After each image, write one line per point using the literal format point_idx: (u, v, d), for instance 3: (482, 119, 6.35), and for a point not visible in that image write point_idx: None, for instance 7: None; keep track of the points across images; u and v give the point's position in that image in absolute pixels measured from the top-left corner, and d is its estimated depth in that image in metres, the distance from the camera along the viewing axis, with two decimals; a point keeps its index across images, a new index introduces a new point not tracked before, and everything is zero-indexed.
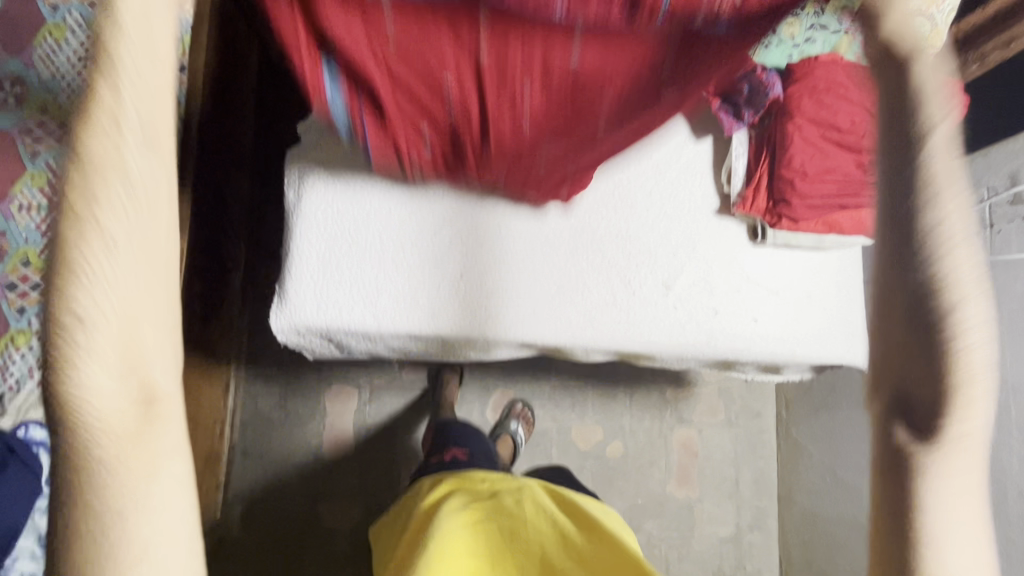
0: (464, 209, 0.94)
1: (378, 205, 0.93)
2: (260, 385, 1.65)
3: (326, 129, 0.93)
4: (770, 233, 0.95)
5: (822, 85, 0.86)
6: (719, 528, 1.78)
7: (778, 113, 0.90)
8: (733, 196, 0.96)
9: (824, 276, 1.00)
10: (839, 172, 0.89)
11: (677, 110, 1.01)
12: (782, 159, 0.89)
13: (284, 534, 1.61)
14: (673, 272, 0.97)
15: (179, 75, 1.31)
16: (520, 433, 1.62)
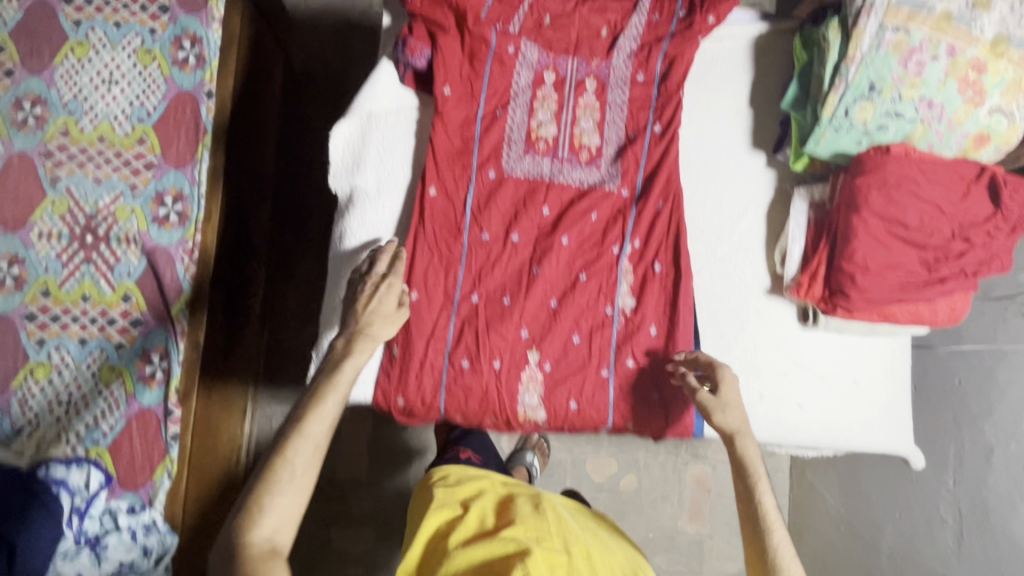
0: (503, 317, 0.91)
1: (412, 314, 0.89)
2: (278, 406, 1.63)
3: (370, 190, 0.92)
4: (822, 319, 0.93)
5: (893, 179, 0.83)
6: (727, 564, 1.78)
7: (844, 204, 0.87)
8: (786, 279, 0.93)
9: (873, 362, 0.98)
10: (905, 270, 0.86)
11: (726, 181, 0.98)
12: (844, 252, 0.86)
13: (297, 557, 1.62)
14: (716, 355, 0.95)
15: (207, 101, 1.27)
16: (535, 465, 1.60)
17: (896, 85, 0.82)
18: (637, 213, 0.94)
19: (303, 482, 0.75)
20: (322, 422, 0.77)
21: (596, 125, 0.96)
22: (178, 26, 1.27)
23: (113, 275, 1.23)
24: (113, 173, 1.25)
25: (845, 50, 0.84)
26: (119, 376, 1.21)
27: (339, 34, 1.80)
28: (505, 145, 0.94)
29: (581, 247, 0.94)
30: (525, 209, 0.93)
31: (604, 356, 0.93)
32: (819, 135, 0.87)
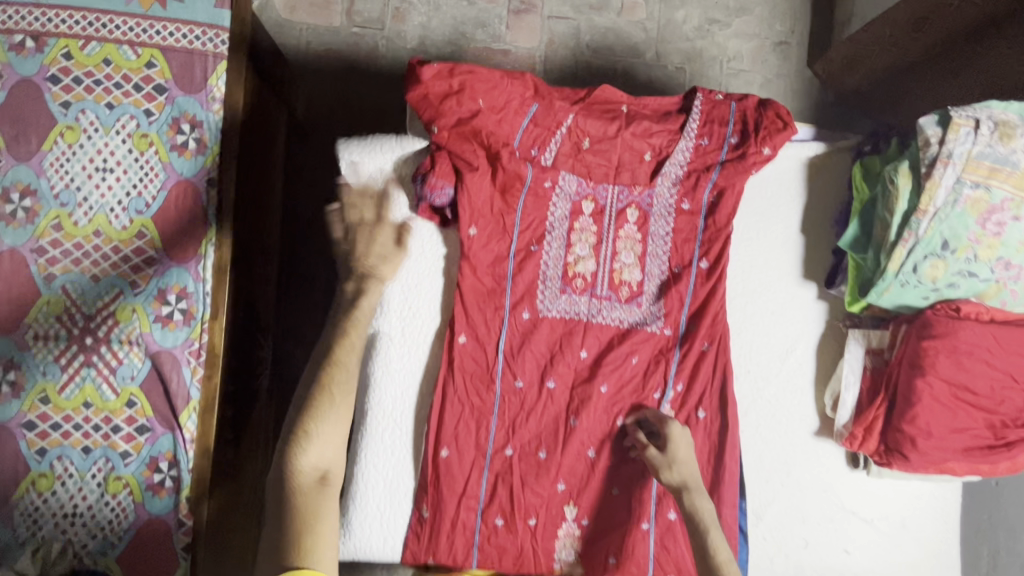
0: (545, 467, 1.02)
1: (447, 469, 0.99)
2: None
3: (392, 332, 1.02)
4: (875, 468, 1.05)
5: (964, 348, 0.97)
6: None
7: (907, 362, 1.00)
8: (840, 426, 1.07)
9: (919, 505, 1.10)
10: (970, 432, 0.99)
11: (778, 317, 1.11)
12: (906, 414, 0.99)
13: None
14: (763, 502, 1.06)
15: (209, 191, 1.19)
16: None
17: (967, 250, 0.97)
18: (672, 357, 1.06)
19: (344, 407, 0.90)
20: (352, 352, 0.92)
21: (636, 259, 1.07)
22: (176, 107, 1.18)
23: (116, 379, 1.16)
24: (111, 270, 1.17)
25: (919, 202, 0.96)
26: (126, 485, 1.16)
27: (343, 81, 1.71)
28: (543, 285, 1.05)
29: (620, 389, 1.05)
30: (607, 343, 1.06)
31: (644, 510, 1.03)
32: (886, 286, 1.01)
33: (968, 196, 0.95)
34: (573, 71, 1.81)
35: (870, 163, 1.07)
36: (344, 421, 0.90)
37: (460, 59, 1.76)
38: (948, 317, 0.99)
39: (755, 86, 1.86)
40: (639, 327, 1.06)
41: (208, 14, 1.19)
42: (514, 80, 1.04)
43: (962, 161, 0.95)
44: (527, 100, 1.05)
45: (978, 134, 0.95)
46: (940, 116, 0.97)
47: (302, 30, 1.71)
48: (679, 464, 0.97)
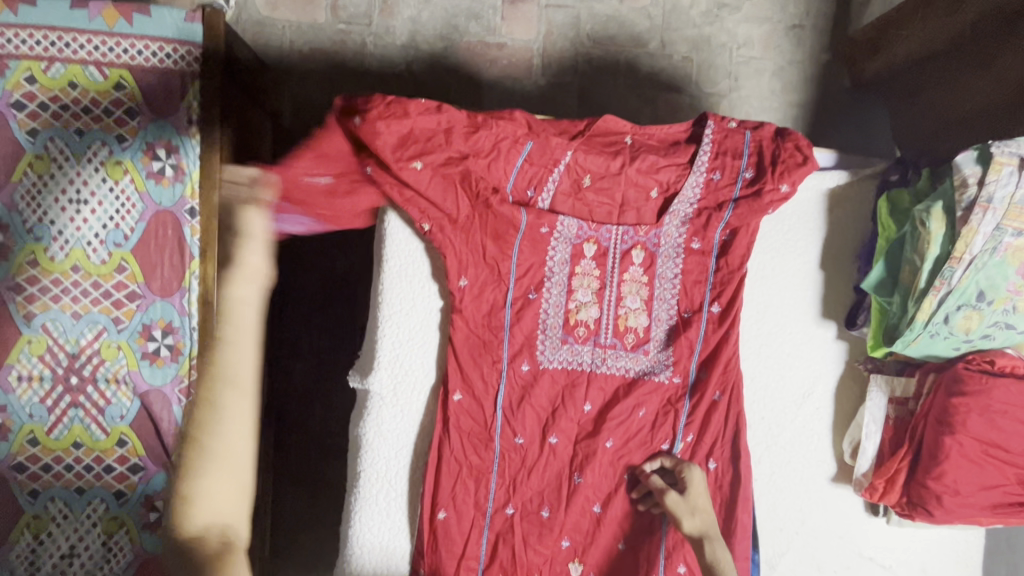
0: (549, 525, 1.00)
1: (445, 530, 0.98)
2: (288, 486, 1.57)
3: (383, 391, 1.01)
4: (896, 518, 1.03)
5: (997, 405, 0.92)
6: None
7: (934, 418, 0.96)
8: (860, 477, 1.05)
9: (939, 548, 1.09)
10: (1003, 489, 0.94)
11: (794, 358, 1.08)
12: (933, 471, 0.95)
13: None
14: (778, 553, 1.05)
15: (190, 221, 1.13)
16: None
17: (1005, 302, 0.92)
18: (682, 406, 1.02)
19: (229, 444, 0.60)
20: (242, 303, 0.64)
21: (643, 303, 1.04)
22: (150, 132, 1.11)
23: (105, 419, 1.13)
24: (93, 306, 1.12)
25: (953, 249, 0.91)
26: (122, 525, 1.14)
27: (331, 83, 1.62)
28: (543, 335, 1.03)
29: (627, 441, 1.02)
30: (616, 394, 1.02)
31: (653, 566, 1.00)
32: (913, 337, 0.96)
33: (1009, 244, 0.89)
34: (573, 64, 1.70)
35: (898, 197, 1.02)
36: (232, 454, 0.60)
37: (453, 54, 1.66)
38: (980, 372, 0.95)
39: (766, 75, 1.75)
40: (647, 376, 1.02)
41: (178, 29, 1.11)
42: (506, 121, 1.00)
43: (1003, 207, 0.89)
44: (521, 138, 1.00)
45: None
46: (982, 155, 0.91)
47: (285, 28, 1.61)
48: (697, 512, 0.95)
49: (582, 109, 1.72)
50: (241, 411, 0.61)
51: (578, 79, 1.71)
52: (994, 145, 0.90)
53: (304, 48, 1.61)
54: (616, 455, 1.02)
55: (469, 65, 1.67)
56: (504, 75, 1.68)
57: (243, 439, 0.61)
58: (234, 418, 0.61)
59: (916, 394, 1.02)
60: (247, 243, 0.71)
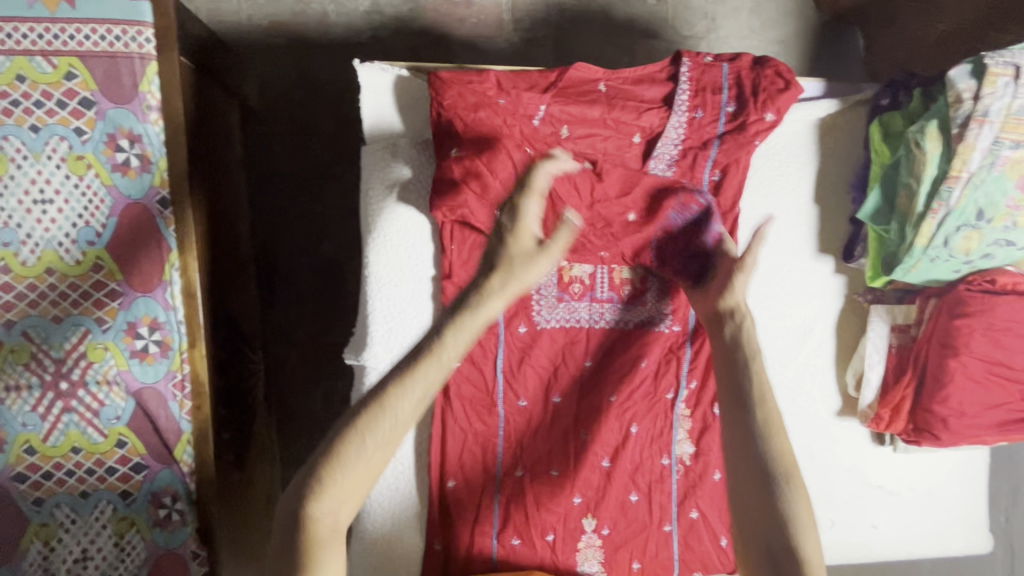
0: (558, 483, 0.99)
1: (457, 495, 0.98)
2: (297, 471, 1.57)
3: (378, 365, 1.01)
4: (901, 446, 1.06)
5: (999, 323, 0.95)
6: None
7: (938, 341, 0.98)
8: (865, 408, 1.07)
9: (944, 471, 1.11)
10: (1007, 406, 0.98)
11: (795, 296, 1.07)
12: (938, 396, 0.98)
13: None
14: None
15: (163, 212, 1.08)
16: None
17: (1004, 219, 0.93)
18: (683, 353, 1.02)
19: (381, 442, 0.77)
20: (426, 386, 0.78)
21: (636, 255, 1.02)
22: (108, 122, 1.06)
23: (100, 421, 1.10)
24: (73, 308, 1.08)
25: (951, 168, 0.91)
26: (133, 524, 1.13)
27: (296, 57, 1.55)
28: (539, 295, 1.01)
29: (625, 394, 1.00)
30: (616, 346, 1.02)
31: (666, 513, 1.01)
32: (914, 262, 0.96)
33: (1006, 157, 0.90)
34: (545, 17, 1.64)
35: (890, 121, 1.01)
36: (362, 486, 0.78)
37: (420, 17, 1.59)
38: (982, 292, 0.96)
39: (744, 13, 1.69)
40: (647, 327, 1.02)
41: (124, 8, 1.04)
42: (475, 80, 0.99)
43: (1000, 120, 0.89)
44: (492, 97, 0.99)
45: (1018, 85, 0.88)
46: (975, 68, 0.91)
47: (241, 3, 1.53)
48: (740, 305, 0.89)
49: (559, 64, 1.67)
50: (392, 432, 0.78)
51: (552, 32, 1.65)
52: (988, 57, 0.90)
53: (264, 22, 1.53)
54: (623, 407, 1.01)
55: (438, 27, 1.60)
56: (474, 34, 1.61)
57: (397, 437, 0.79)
58: (399, 418, 0.78)
59: (917, 320, 1.04)
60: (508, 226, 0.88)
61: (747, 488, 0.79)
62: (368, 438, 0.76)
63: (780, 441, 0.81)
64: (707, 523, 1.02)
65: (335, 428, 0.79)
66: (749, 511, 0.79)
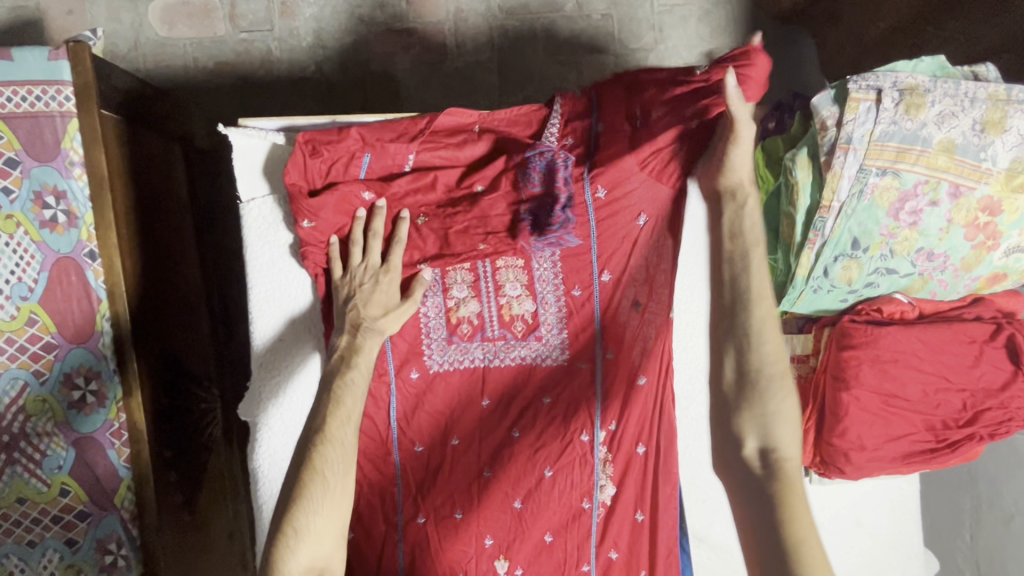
0: (462, 528, 1.00)
1: (361, 544, 1.02)
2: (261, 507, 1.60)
3: (270, 423, 1.04)
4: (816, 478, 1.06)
5: (886, 354, 0.94)
6: None
7: (832, 374, 0.97)
8: None
9: (869, 498, 1.10)
10: (909, 437, 0.96)
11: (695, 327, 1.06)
12: (837, 430, 0.96)
13: None
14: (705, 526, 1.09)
15: (92, 264, 1.11)
16: None
17: (882, 245, 0.93)
18: (588, 393, 1.01)
19: (335, 486, 0.89)
20: (344, 423, 0.91)
21: (524, 288, 1.01)
22: (34, 179, 1.08)
23: (43, 471, 1.12)
24: (11, 362, 1.10)
25: (822, 197, 0.92)
26: (80, 571, 1.15)
27: (242, 96, 1.58)
28: (427, 339, 1.02)
29: (524, 434, 1.02)
30: (512, 385, 1.02)
31: (582, 553, 1.02)
32: (798, 293, 0.98)
33: (874, 185, 0.90)
34: (487, 39, 1.63)
35: (773, 147, 1.00)
36: (333, 522, 0.90)
37: (363, 49, 1.60)
38: (866, 322, 0.96)
39: (692, 21, 1.66)
40: (540, 362, 1.01)
41: (43, 69, 1.06)
42: (335, 139, 1.00)
43: (863, 146, 0.90)
44: (357, 152, 1.00)
45: (880, 109, 0.89)
46: (839, 95, 0.91)
47: (186, 46, 1.56)
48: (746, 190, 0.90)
49: (505, 86, 1.66)
50: (342, 475, 0.90)
51: (496, 55, 1.64)
52: (850, 82, 0.90)
53: (209, 64, 1.56)
54: (540, 450, 1.02)
55: (382, 58, 1.61)
56: (418, 62, 1.62)
57: (346, 479, 0.91)
58: (343, 458, 0.90)
59: (814, 350, 1.02)
60: (383, 310, 0.97)
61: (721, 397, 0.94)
62: (328, 475, 0.89)
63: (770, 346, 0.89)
64: (626, 563, 1.02)
65: (285, 481, 0.88)
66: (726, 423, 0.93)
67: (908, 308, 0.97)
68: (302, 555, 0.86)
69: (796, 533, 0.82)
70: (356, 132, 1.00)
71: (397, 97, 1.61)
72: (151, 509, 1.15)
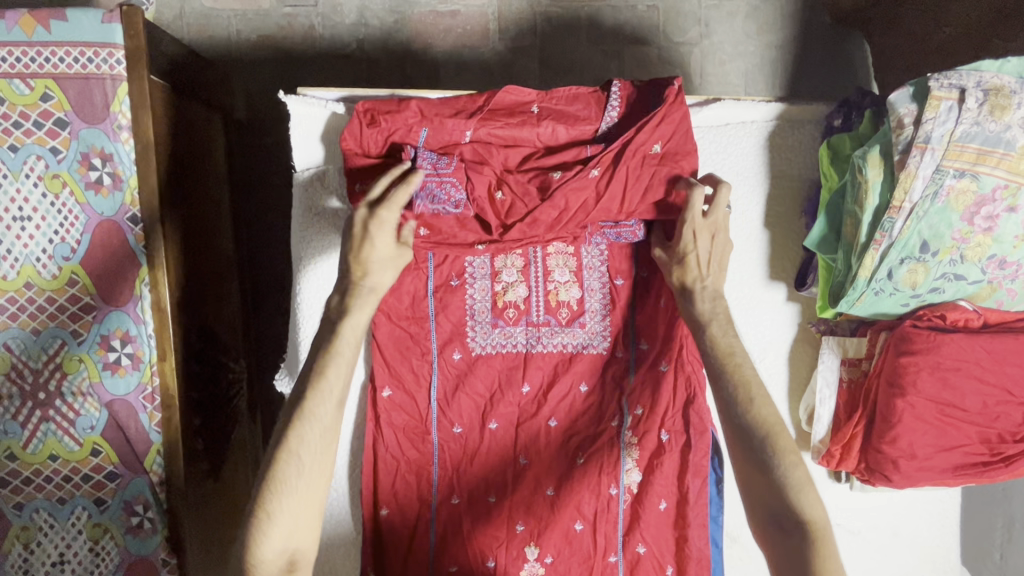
0: (499, 513, 1.01)
1: (394, 521, 1.02)
2: None
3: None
4: (854, 483, 1.06)
5: (947, 362, 0.92)
6: None
7: (886, 379, 0.96)
8: (817, 442, 1.06)
9: (899, 507, 1.11)
10: (962, 448, 0.95)
11: (745, 323, 1.07)
12: (887, 436, 0.96)
13: None
14: (738, 525, 1.09)
15: (134, 229, 1.11)
16: None
17: (952, 249, 0.91)
18: (625, 381, 1.01)
19: (315, 467, 0.86)
20: (329, 401, 0.87)
21: (573, 275, 1.02)
22: (82, 141, 1.09)
23: (76, 430, 1.14)
24: (50, 321, 1.12)
25: (892, 197, 0.90)
26: (106, 530, 1.16)
27: (284, 70, 1.58)
28: (473, 321, 1.02)
29: (564, 421, 1.02)
30: (557, 371, 1.02)
31: (611, 543, 1.01)
32: (857, 295, 0.95)
33: (950, 187, 0.88)
34: (530, 26, 1.62)
35: (840, 144, 0.99)
36: (311, 504, 0.86)
37: (405, 28, 1.59)
38: (930, 328, 0.94)
39: (740, 17, 1.63)
40: (584, 350, 1.02)
41: (96, 31, 1.06)
42: (395, 110, 0.98)
43: (941, 146, 0.87)
44: (415, 126, 0.97)
45: (962, 109, 0.86)
46: (916, 92, 0.89)
47: (230, 18, 1.56)
48: (717, 300, 0.91)
49: (545, 73, 1.64)
50: (323, 453, 0.86)
51: (538, 41, 1.62)
52: (932, 79, 0.87)
53: (252, 37, 1.56)
54: (573, 435, 1.02)
55: (424, 39, 1.60)
56: (459, 45, 1.60)
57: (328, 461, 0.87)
58: (320, 440, 0.86)
59: (868, 354, 1.01)
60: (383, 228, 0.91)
61: (733, 441, 0.83)
62: (305, 454, 0.85)
63: (764, 411, 0.83)
64: (654, 559, 1.01)
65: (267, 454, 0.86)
66: (751, 470, 0.81)
67: (973, 316, 0.95)
68: (271, 540, 0.83)
69: (796, 477, 0.78)
70: (415, 105, 0.99)
71: (437, 79, 1.60)
72: (179, 475, 1.16)
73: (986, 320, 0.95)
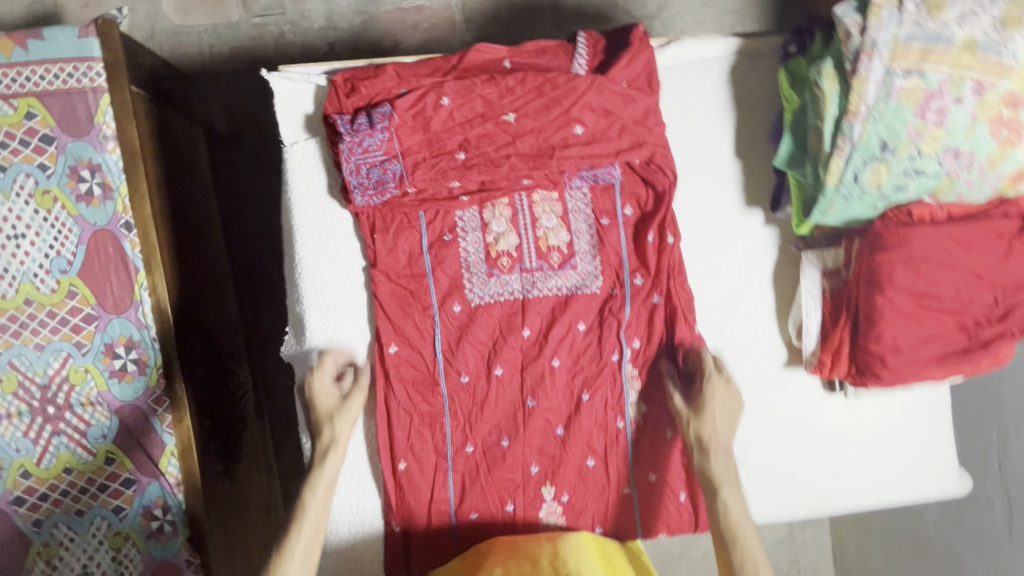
0: (513, 454, 1.05)
1: (413, 473, 1.04)
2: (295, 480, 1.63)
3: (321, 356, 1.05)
4: (850, 390, 1.10)
5: (919, 254, 0.97)
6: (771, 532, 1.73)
7: (866, 280, 1.02)
8: (808, 354, 1.11)
9: (895, 415, 1.16)
10: (941, 338, 1.01)
11: (729, 252, 1.13)
12: (873, 334, 1.01)
13: None
14: (744, 447, 1.13)
15: (128, 235, 1.13)
16: None
17: (910, 145, 0.94)
18: (622, 316, 1.06)
19: (321, 522, 0.94)
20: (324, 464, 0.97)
21: (559, 220, 1.06)
22: (69, 155, 1.11)
23: (89, 441, 1.15)
24: (53, 335, 1.13)
25: (848, 103, 0.95)
26: (128, 537, 1.17)
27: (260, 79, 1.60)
28: (468, 273, 1.05)
29: (564, 359, 1.06)
30: (553, 313, 1.06)
31: (622, 476, 1.07)
32: (827, 202, 1.00)
33: (900, 87, 0.92)
34: (495, 12, 1.66)
35: (797, 67, 1.05)
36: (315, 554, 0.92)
37: (374, 27, 1.63)
38: (899, 224, 0.99)
39: None
40: (579, 291, 1.06)
41: (74, 46, 1.09)
42: (373, 75, 1.03)
43: (888, 49, 0.92)
44: (393, 88, 1.03)
45: (902, 13, 0.92)
46: (859, 4, 0.94)
47: (202, 34, 1.59)
48: (729, 460, 0.97)
49: None
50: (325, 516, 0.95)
51: (503, 27, 1.67)
52: None
53: (225, 48, 1.59)
54: (576, 372, 1.06)
55: (393, 35, 1.64)
56: (428, 38, 1.65)
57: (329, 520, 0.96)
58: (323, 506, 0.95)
59: (846, 262, 1.07)
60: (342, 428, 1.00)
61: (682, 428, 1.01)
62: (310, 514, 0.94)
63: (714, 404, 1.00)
64: (666, 486, 1.07)
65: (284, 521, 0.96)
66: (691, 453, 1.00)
67: (938, 210, 0.99)
68: None
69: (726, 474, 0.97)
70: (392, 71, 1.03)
71: None
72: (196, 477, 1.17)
73: (952, 213, 0.99)
